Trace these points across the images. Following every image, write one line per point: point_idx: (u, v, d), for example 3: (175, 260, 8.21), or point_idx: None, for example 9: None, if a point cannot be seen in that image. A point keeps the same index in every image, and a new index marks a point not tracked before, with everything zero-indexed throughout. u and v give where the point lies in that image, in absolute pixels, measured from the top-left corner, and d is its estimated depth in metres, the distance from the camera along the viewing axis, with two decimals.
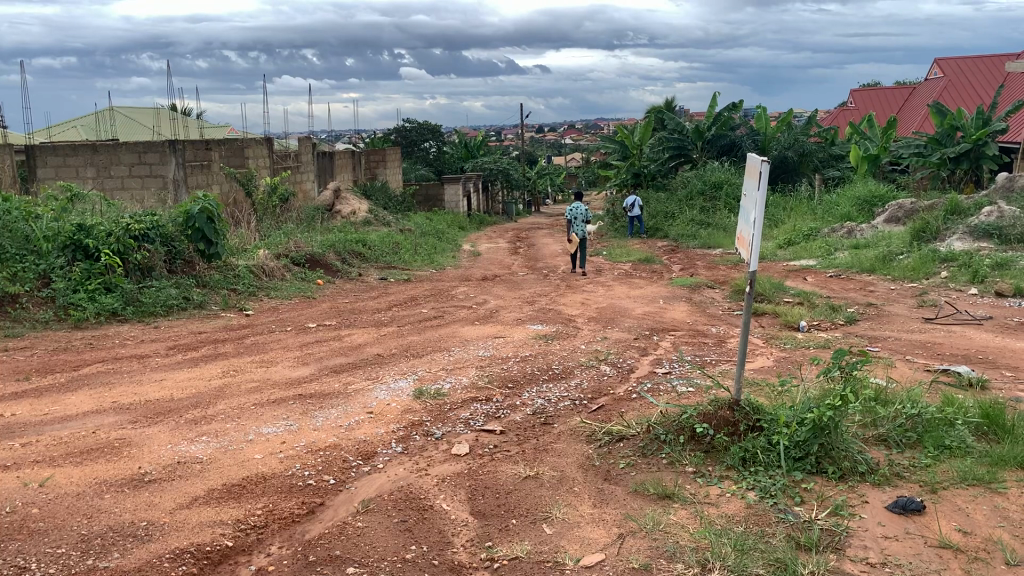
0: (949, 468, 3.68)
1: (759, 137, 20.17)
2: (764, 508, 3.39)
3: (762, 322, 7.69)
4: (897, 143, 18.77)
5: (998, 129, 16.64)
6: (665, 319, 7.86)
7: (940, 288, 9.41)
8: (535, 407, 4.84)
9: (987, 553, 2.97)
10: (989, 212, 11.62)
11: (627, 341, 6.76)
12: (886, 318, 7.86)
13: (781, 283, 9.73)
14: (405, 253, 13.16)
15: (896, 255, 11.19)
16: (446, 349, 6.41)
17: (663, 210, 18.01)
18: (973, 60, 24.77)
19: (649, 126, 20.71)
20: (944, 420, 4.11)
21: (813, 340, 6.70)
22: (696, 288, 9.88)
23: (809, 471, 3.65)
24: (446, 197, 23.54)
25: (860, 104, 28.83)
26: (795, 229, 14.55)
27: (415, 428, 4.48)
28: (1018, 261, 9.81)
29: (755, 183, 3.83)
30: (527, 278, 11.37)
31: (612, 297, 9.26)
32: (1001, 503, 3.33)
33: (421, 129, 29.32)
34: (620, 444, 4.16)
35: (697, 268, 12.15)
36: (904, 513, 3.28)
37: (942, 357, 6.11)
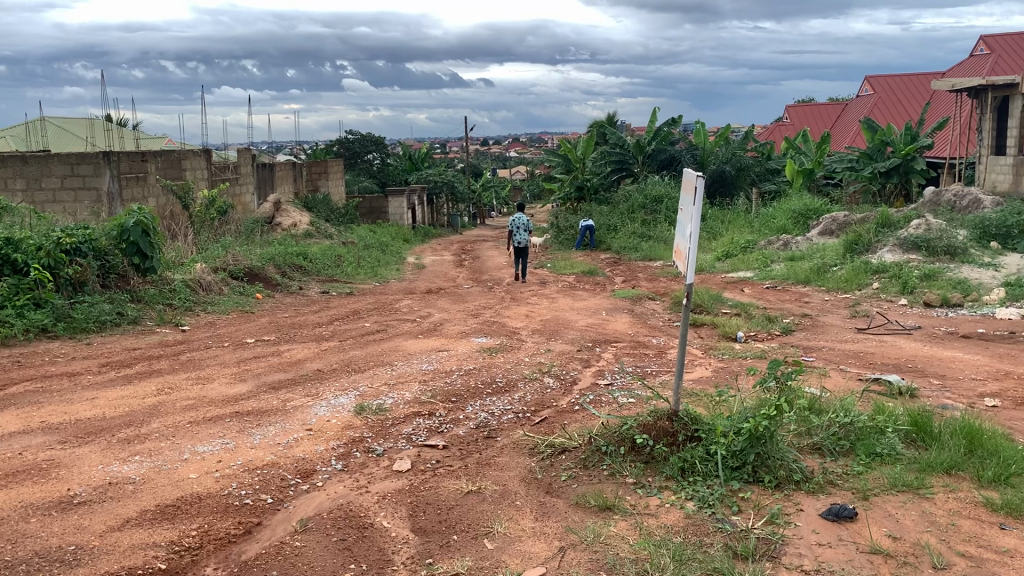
0: (880, 475, 3.78)
1: (697, 152, 20.60)
2: (702, 518, 3.43)
3: (701, 333, 7.80)
4: (830, 157, 19.32)
5: (925, 145, 17.24)
6: (607, 330, 7.93)
7: (871, 299, 9.69)
8: (478, 420, 4.82)
9: (916, 558, 3.05)
10: (917, 225, 12.00)
11: (570, 352, 6.79)
12: (820, 328, 8.05)
13: (720, 295, 9.90)
14: (347, 266, 13.02)
15: (830, 267, 11.49)
16: (388, 363, 6.34)
17: (605, 223, 18.18)
18: (901, 78, 25.62)
19: (591, 141, 20.96)
20: (875, 428, 4.22)
21: (750, 350, 6.83)
22: (637, 300, 9.99)
23: (746, 480, 3.71)
24: (390, 210, 23.40)
25: (795, 120, 29.56)
26: (732, 242, 14.84)
27: (356, 444, 4.43)
28: (944, 272, 10.16)
29: (691, 198, 3.89)
30: (471, 290, 11.37)
31: (555, 309, 9.32)
32: (928, 509, 3.44)
33: (364, 141, 29.14)
34: (562, 457, 4.18)
35: (638, 280, 12.31)
36: (838, 520, 3.36)
37: (874, 366, 6.28)
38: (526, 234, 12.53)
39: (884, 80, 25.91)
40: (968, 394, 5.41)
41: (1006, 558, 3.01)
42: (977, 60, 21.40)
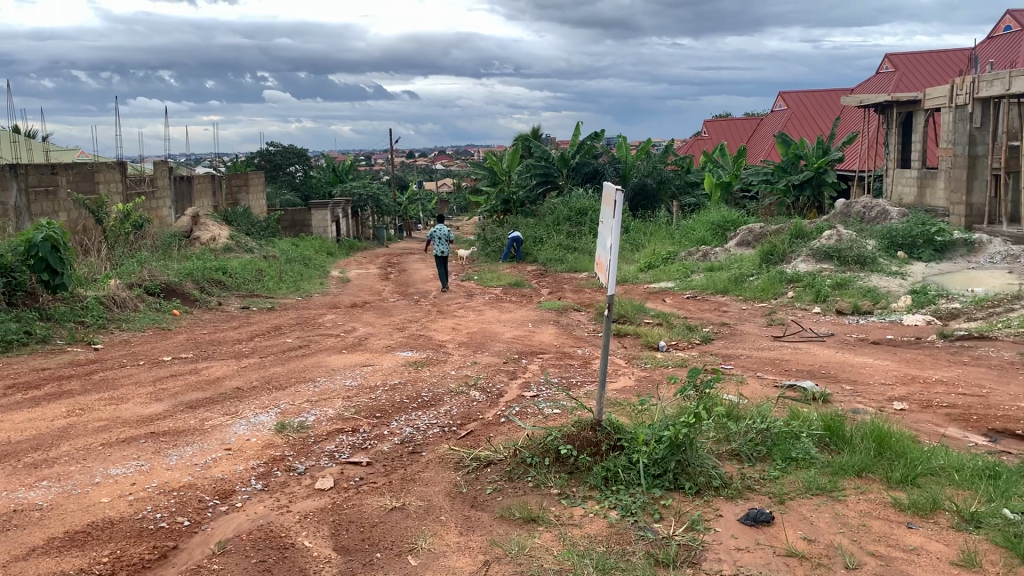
0: (796, 478, 3.89)
1: (620, 165, 21.06)
2: (624, 526, 3.46)
3: (624, 343, 7.91)
4: (747, 170, 19.89)
5: (836, 158, 17.87)
6: (533, 342, 7.96)
7: (787, 308, 10.00)
8: (403, 436, 4.78)
9: (829, 559, 3.14)
10: (828, 235, 12.41)
11: (496, 364, 6.80)
12: (738, 337, 8.25)
13: (643, 306, 10.06)
14: (269, 281, 12.77)
15: (747, 277, 11.80)
16: (311, 380, 6.23)
17: (531, 235, 18.29)
18: (812, 94, 26.52)
19: (516, 152, 20.87)
20: (790, 433, 4.33)
21: (672, 359, 6.96)
22: (563, 311, 10.06)
23: (667, 487, 3.77)
24: (313, 223, 23.09)
25: (713, 134, 30.29)
26: (654, 253, 15.10)
27: (277, 463, 4.34)
28: (855, 281, 10.53)
29: (611, 211, 3.95)
30: (397, 304, 11.29)
31: (481, 321, 9.33)
32: (841, 511, 3.56)
33: (286, 154, 29.50)
34: (487, 470, 4.17)
35: (564, 292, 12.41)
36: (755, 524, 3.43)
37: (790, 373, 6.46)
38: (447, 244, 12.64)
39: (797, 96, 26.75)
40: (878, 398, 5.61)
41: (914, 556, 3.13)
42: (884, 77, 22.31)
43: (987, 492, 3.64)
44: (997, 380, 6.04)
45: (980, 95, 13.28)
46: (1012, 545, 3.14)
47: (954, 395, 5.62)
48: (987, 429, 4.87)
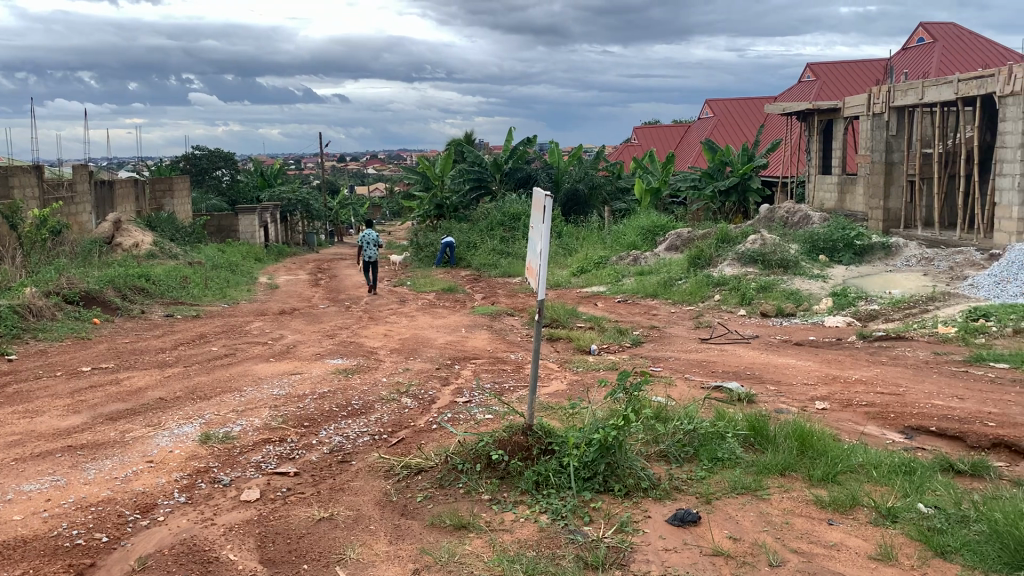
0: (722, 478, 3.97)
1: (552, 171, 21.19)
2: (555, 530, 3.48)
3: (557, 347, 7.95)
4: (675, 176, 20.24)
5: (760, 164, 18.32)
6: (465, 347, 7.94)
7: (714, 310, 10.21)
8: (332, 445, 4.71)
9: (754, 557, 3.20)
10: (753, 239, 12.71)
11: (428, 370, 6.77)
12: (667, 339, 8.38)
13: (575, 309, 10.14)
14: (194, 288, 12.46)
15: (676, 281, 12.00)
16: (237, 389, 6.09)
17: (464, 240, 18.28)
18: (738, 102, 27.13)
19: (449, 158, 20.94)
20: (716, 433, 4.41)
21: (603, 362, 7.03)
22: (496, 316, 10.06)
23: (597, 490, 3.80)
24: (240, 228, 22.61)
25: (643, 140, 30.73)
26: (586, 258, 15.22)
27: (201, 475, 4.22)
28: (779, 284, 10.82)
29: (539, 217, 3.96)
30: (327, 310, 11.14)
31: (413, 327, 9.27)
32: (765, 509, 3.64)
33: (212, 158, 28.82)
34: (418, 477, 4.14)
35: (497, 296, 12.42)
36: (683, 525, 3.48)
37: (716, 374, 6.59)
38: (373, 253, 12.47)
39: (723, 103, 27.31)
40: (800, 398, 5.77)
41: (833, 552, 3.22)
42: (805, 86, 22.96)
43: (903, 488, 3.76)
44: (912, 378, 6.26)
45: (895, 104, 13.79)
46: (925, 538, 3.26)
47: (873, 394, 5.80)
48: (904, 426, 5.05)
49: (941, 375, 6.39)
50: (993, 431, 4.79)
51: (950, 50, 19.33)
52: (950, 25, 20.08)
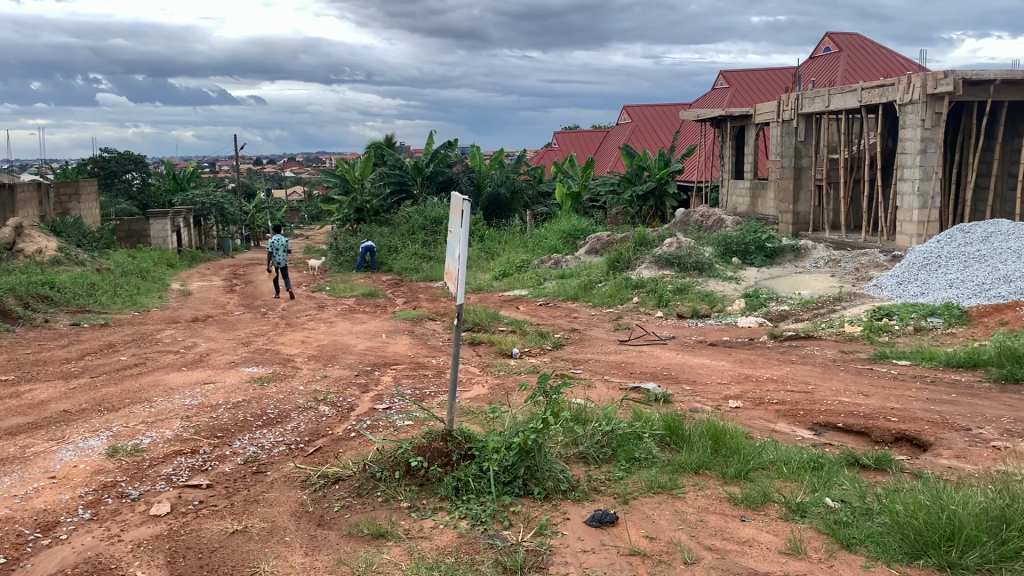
0: (639, 478, 4.02)
1: (474, 174, 21.17)
2: (474, 535, 3.47)
3: (478, 351, 7.95)
4: (594, 181, 20.50)
5: (677, 170, 18.72)
6: (386, 353, 7.87)
7: (633, 312, 10.38)
8: (246, 455, 4.59)
9: (669, 555, 3.26)
10: (669, 243, 12.96)
11: (347, 377, 6.68)
12: (587, 342, 8.48)
13: (496, 313, 10.15)
14: (102, 295, 12.01)
15: (595, 284, 12.15)
16: (147, 400, 5.88)
17: (385, 245, 18.12)
18: (655, 108, 27.67)
19: (369, 161, 20.92)
20: (633, 434, 4.48)
21: (524, 365, 7.06)
22: (417, 321, 9.98)
23: (516, 494, 3.81)
24: (152, 233, 21.92)
25: (563, 145, 31.03)
26: (507, 262, 15.27)
27: (108, 490, 4.07)
28: (695, 286, 11.07)
29: (458, 221, 3.94)
30: (243, 317, 10.88)
31: (332, 333, 9.13)
32: (680, 507, 3.71)
33: (121, 160, 27.73)
34: (335, 487, 4.07)
35: (418, 301, 12.35)
36: (601, 526, 3.52)
37: (635, 375, 6.70)
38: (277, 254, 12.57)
39: (641, 110, 27.78)
40: (715, 397, 5.91)
41: (746, 548, 3.30)
42: (718, 93, 23.57)
43: (812, 483, 3.89)
44: (821, 376, 6.49)
45: (804, 112, 14.24)
46: (832, 531, 3.38)
47: (783, 392, 5.98)
48: (813, 422, 5.22)
49: (846, 372, 6.63)
50: (895, 425, 5.01)
51: (854, 60, 20.13)
52: (854, 36, 20.90)
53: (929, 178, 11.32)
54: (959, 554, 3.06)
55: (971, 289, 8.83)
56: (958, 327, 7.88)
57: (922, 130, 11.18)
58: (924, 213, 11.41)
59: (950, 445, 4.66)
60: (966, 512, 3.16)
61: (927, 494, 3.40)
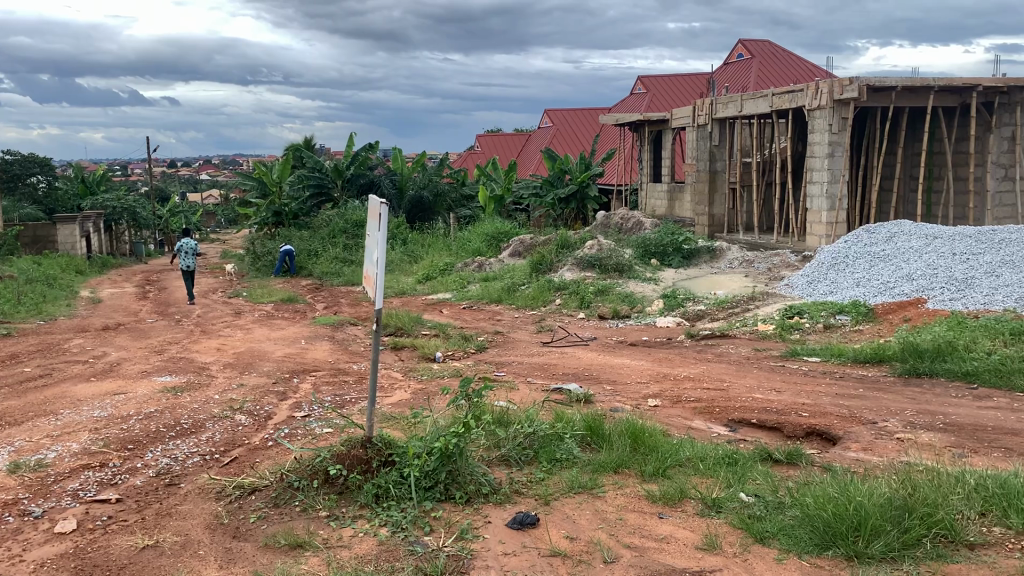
0: (560, 478, 4.06)
1: (395, 177, 21.02)
2: (395, 542, 3.43)
3: (400, 355, 7.88)
4: (517, 184, 20.58)
5: (597, 173, 19.01)
6: (305, 360, 7.74)
7: (555, 314, 10.46)
8: (159, 467, 4.45)
9: (589, 555, 3.29)
10: (590, 245, 13.11)
11: (265, 386, 6.53)
12: (510, 344, 8.50)
13: (419, 317, 10.07)
14: (5, 304, 11.48)
15: (519, 286, 12.19)
16: (52, 413, 5.64)
17: (305, 248, 17.83)
18: (575, 112, 27.93)
19: (288, 164, 19.96)
20: (555, 434, 4.51)
21: (446, 369, 7.03)
22: (338, 326, 9.85)
23: (438, 499, 3.79)
24: (59, 238, 21.08)
25: (485, 148, 31.00)
26: (430, 265, 15.19)
27: (9, 508, 3.88)
28: (615, 287, 11.25)
29: (375, 224, 3.90)
30: (156, 325, 10.55)
31: (250, 340, 8.94)
32: (601, 507, 3.75)
33: (26, 162, 26.26)
34: (252, 497, 3.98)
35: (339, 306, 12.20)
36: (522, 528, 3.53)
37: (557, 377, 6.75)
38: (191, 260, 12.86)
39: (562, 114, 27.96)
40: (634, 396, 6.00)
41: (664, 544, 3.35)
42: (637, 98, 23.97)
43: (727, 478, 3.98)
44: (736, 374, 6.66)
45: (717, 116, 14.59)
46: (747, 525, 3.46)
47: (700, 390, 6.12)
48: (728, 419, 5.35)
49: (760, 370, 6.82)
50: (806, 420, 5.18)
51: (766, 66, 20.73)
52: (765, 42, 21.50)
53: (837, 181, 11.74)
54: (865, 543, 3.18)
55: (877, 288, 9.18)
56: (865, 324, 8.20)
57: (830, 134, 11.58)
58: (833, 214, 11.82)
59: (858, 438, 4.84)
60: (871, 502, 3.29)
61: (835, 486, 3.52)
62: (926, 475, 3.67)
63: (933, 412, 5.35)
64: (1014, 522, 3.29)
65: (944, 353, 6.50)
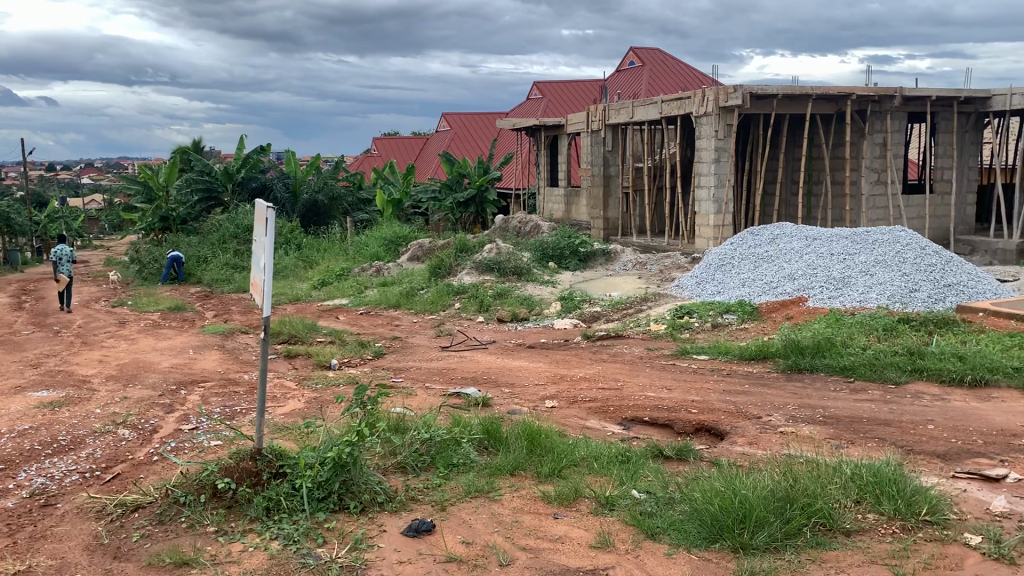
0: (457, 483, 4.05)
1: (289, 180, 20.58)
2: (286, 555, 3.35)
3: (294, 364, 7.70)
4: (415, 188, 20.47)
5: (495, 177, 19.13)
6: (194, 370, 7.47)
7: (454, 318, 10.44)
8: (34, 487, 4.21)
9: (485, 559, 3.30)
10: (489, 249, 13.15)
11: (151, 398, 6.27)
12: (408, 349, 8.44)
13: (314, 323, 9.88)
14: None
15: (417, 291, 12.12)
16: None
17: (194, 255, 17.25)
18: (472, 116, 27.99)
19: (174, 167, 19.24)
20: (452, 439, 4.49)
21: (342, 377, 6.92)
22: (229, 335, 9.55)
23: (331, 509, 3.72)
24: None
25: (382, 151, 30.66)
26: (327, 270, 14.93)
27: None
28: (513, 291, 11.32)
29: (262, 229, 3.80)
30: (32, 337, 9.98)
31: (135, 351, 8.56)
32: (496, 510, 3.76)
33: None
34: (134, 515, 3.82)
35: (231, 314, 11.84)
36: (417, 535, 3.51)
37: (455, 381, 6.74)
38: (69, 264, 12.42)
39: (459, 117, 27.94)
40: (531, 398, 6.06)
41: (558, 545, 3.39)
42: (533, 103, 24.22)
43: (620, 476, 4.06)
44: (629, 373, 6.81)
45: (610, 122, 14.87)
46: (638, 522, 3.53)
47: (595, 390, 6.21)
48: (622, 418, 5.46)
49: (653, 368, 6.99)
50: (696, 416, 5.35)
51: (657, 73, 21.31)
52: (655, 50, 22.11)
53: (723, 185, 12.16)
54: (750, 535, 3.30)
55: (762, 288, 9.55)
56: (750, 323, 8.53)
57: (716, 140, 11.98)
58: (720, 217, 12.24)
59: (743, 432, 5.02)
60: (755, 495, 3.42)
61: (721, 481, 3.64)
62: (806, 467, 3.84)
63: (813, 405, 5.60)
64: (886, 509, 3.49)
65: (823, 349, 6.81)
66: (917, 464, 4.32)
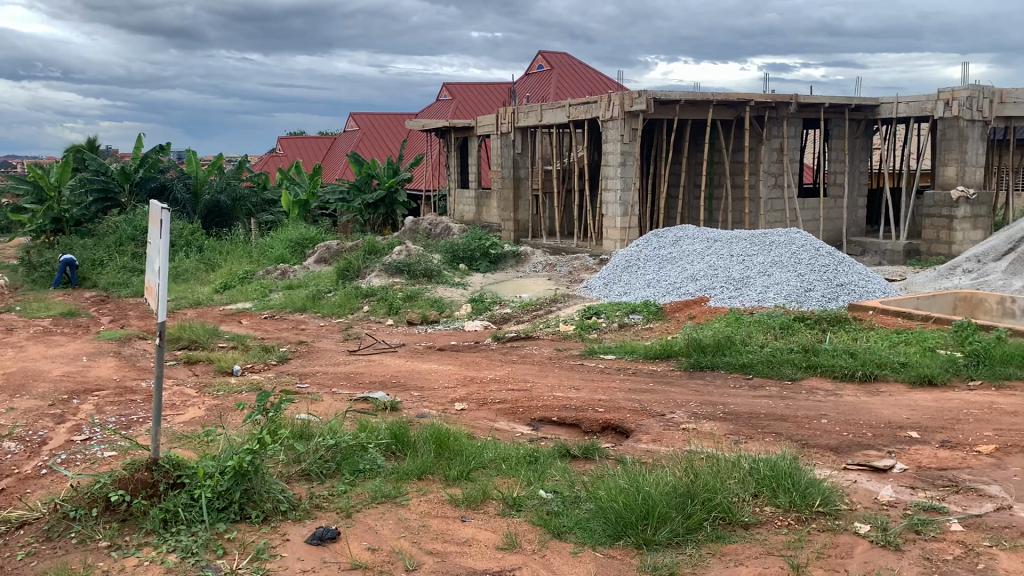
0: (363, 490, 4.00)
1: (190, 180, 19.96)
2: (183, 569, 3.24)
3: (194, 370, 7.45)
4: (323, 188, 20.13)
5: (405, 179, 18.99)
6: (87, 378, 7.16)
7: (362, 321, 10.31)
8: None
9: (391, 564, 3.26)
10: (398, 251, 13.04)
11: (40, 408, 5.98)
12: (314, 354, 8.28)
13: (216, 329, 9.59)
14: None
15: (324, 294, 11.91)
16: None
17: (89, 258, 16.53)
18: (381, 117, 27.71)
19: (66, 166, 18.41)
20: (358, 445, 4.42)
21: (245, 383, 6.74)
22: (125, 341, 9.18)
23: (232, 519, 3.61)
24: None
25: (288, 151, 30.03)
26: (230, 273, 14.53)
27: None
28: (422, 292, 11.26)
29: (156, 232, 3.67)
30: None
31: (22, 359, 8.14)
32: (403, 515, 3.73)
33: None
34: (20, 532, 3.63)
35: (128, 319, 11.40)
36: (322, 543, 3.45)
37: (363, 385, 6.65)
38: None
39: (368, 118, 27.61)
40: (440, 400, 6.04)
41: (465, 548, 3.39)
42: (442, 104, 24.16)
43: (527, 477, 4.08)
44: (538, 374, 6.85)
45: (519, 124, 14.97)
46: (545, 522, 3.56)
47: (504, 392, 6.23)
48: (531, 418, 5.50)
49: (561, 368, 7.06)
50: (602, 415, 5.43)
51: (565, 77, 21.57)
52: (563, 54, 22.38)
53: (629, 189, 12.39)
54: (653, 531, 3.36)
55: (666, 288, 9.78)
56: (655, 322, 8.71)
57: (621, 144, 12.19)
58: (626, 220, 12.47)
59: (647, 430, 5.12)
60: (658, 492, 3.49)
61: (625, 478, 3.69)
62: (707, 462, 3.94)
63: (715, 402, 5.76)
64: (782, 501, 3.61)
65: (724, 348, 7.01)
66: (811, 457, 4.49)
